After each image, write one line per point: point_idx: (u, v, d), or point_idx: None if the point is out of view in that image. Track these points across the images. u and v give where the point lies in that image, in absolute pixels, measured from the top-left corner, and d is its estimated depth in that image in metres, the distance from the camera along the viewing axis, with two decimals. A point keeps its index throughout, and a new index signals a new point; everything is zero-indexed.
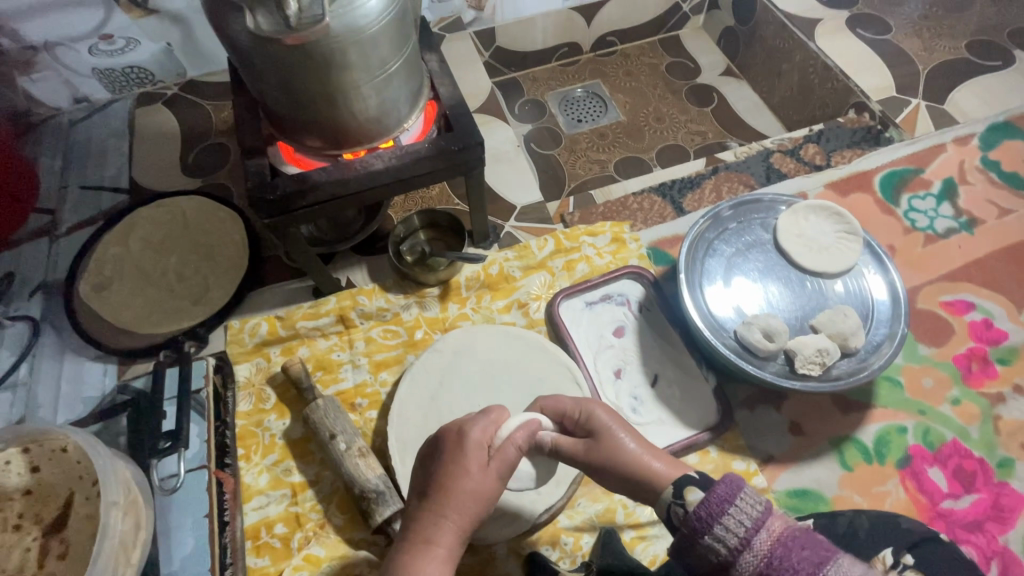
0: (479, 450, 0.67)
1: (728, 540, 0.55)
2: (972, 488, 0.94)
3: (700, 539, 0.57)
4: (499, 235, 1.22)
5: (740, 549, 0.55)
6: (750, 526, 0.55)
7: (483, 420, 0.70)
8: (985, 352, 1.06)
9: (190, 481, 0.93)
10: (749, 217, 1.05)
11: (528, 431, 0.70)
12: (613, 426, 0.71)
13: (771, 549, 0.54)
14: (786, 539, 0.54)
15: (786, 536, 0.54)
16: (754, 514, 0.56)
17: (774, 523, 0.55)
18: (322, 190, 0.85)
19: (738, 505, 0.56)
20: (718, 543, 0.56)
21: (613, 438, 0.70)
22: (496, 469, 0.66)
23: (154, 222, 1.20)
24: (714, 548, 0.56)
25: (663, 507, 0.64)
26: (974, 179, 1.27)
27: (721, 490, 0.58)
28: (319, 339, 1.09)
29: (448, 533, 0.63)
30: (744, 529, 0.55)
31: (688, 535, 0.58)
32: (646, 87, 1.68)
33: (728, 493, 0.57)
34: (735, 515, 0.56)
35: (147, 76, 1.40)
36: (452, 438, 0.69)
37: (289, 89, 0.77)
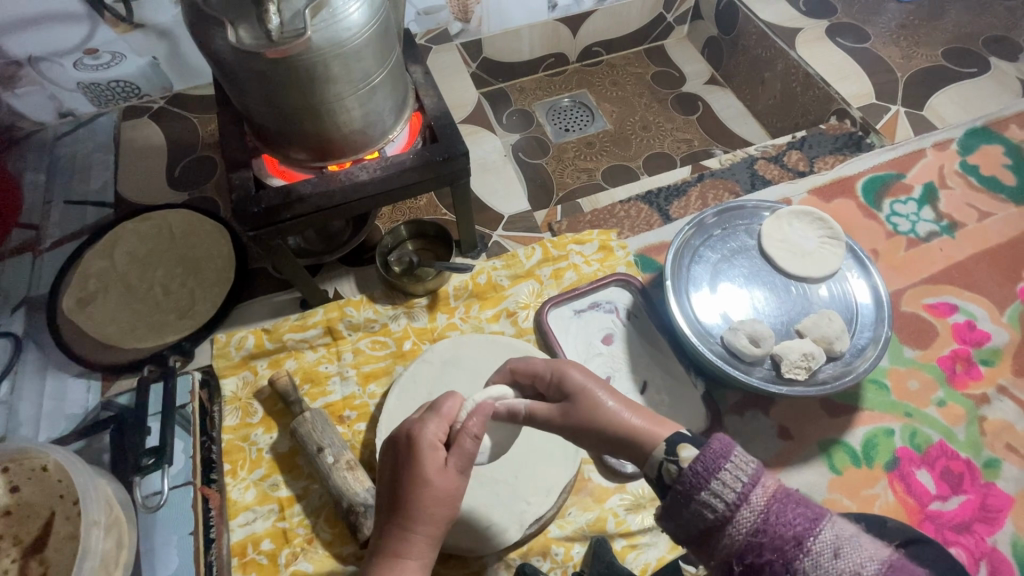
0: (436, 449, 0.67)
1: (724, 496, 0.52)
2: (959, 489, 0.94)
3: (695, 496, 0.54)
4: (487, 244, 1.22)
5: (737, 505, 0.52)
6: (748, 480, 0.52)
7: (436, 418, 0.69)
8: (969, 354, 1.07)
9: (175, 498, 0.91)
10: (734, 224, 1.06)
11: (482, 415, 0.68)
12: (590, 386, 0.69)
13: (768, 504, 0.51)
14: (782, 494, 0.52)
15: (782, 492, 0.52)
16: (750, 471, 0.53)
17: (772, 479, 0.53)
18: (307, 202, 0.84)
19: (734, 462, 0.54)
20: (713, 499, 0.53)
21: (592, 396, 0.68)
22: (459, 469, 0.67)
23: (140, 236, 1.19)
24: (709, 504, 0.53)
25: (652, 467, 0.60)
26: (954, 183, 1.29)
27: (716, 446, 0.55)
28: (307, 351, 1.09)
29: (418, 544, 0.65)
30: (742, 484, 0.52)
31: (682, 493, 0.55)
32: (632, 96, 1.70)
33: (723, 450, 0.54)
34: (732, 470, 0.53)
35: (133, 90, 1.40)
36: (405, 443, 0.68)
37: (272, 102, 0.77)
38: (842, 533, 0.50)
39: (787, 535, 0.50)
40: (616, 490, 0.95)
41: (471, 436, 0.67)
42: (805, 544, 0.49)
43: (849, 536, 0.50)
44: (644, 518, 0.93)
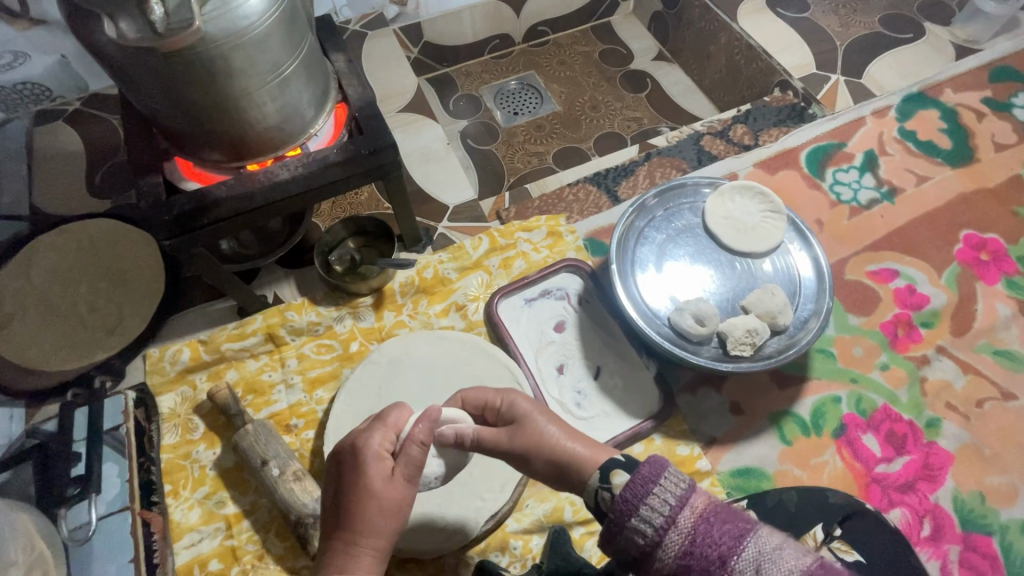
0: (382, 462, 0.65)
1: (653, 521, 0.54)
2: (903, 450, 0.97)
3: (627, 521, 0.55)
4: (432, 237, 1.19)
5: (665, 529, 0.53)
6: (675, 502, 0.54)
7: (383, 428, 0.67)
8: (910, 318, 1.09)
9: (109, 526, 0.86)
10: (677, 203, 1.05)
11: (428, 422, 0.65)
12: (533, 413, 0.70)
13: (694, 525, 0.52)
14: (708, 514, 0.53)
15: (709, 511, 0.53)
16: (678, 492, 0.55)
17: (698, 499, 0.54)
18: (224, 206, 0.79)
19: (662, 484, 0.55)
20: (644, 525, 0.54)
21: (536, 425, 0.69)
22: (407, 479, 0.65)
23: (60, 249, 1.10)
24: (639, 530, 0.55)
25: (591, 495, 0.63)
26: (893, 150, 1.31)
27: (646, 470, 0.57)
28: (248, 360, 1.04)
29: (364, 561, 0.63)
30: (669, 507, 0.54)
31: (615, 519, 0.57)
32: (580, 75, 1.66)
33: (652, 473, 0.56)
34: (659, 494, 0.55)
35: (43, 92, 1.30)
36: (349, 453, 0.67)
37: (173, 101, 0.71)
38: (765, 548, 0.50)
39: (712, 555, 0.51)
40: None
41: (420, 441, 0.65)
42: (729, 564, 0.50)
43: (772, 551, 0.50)
44: None
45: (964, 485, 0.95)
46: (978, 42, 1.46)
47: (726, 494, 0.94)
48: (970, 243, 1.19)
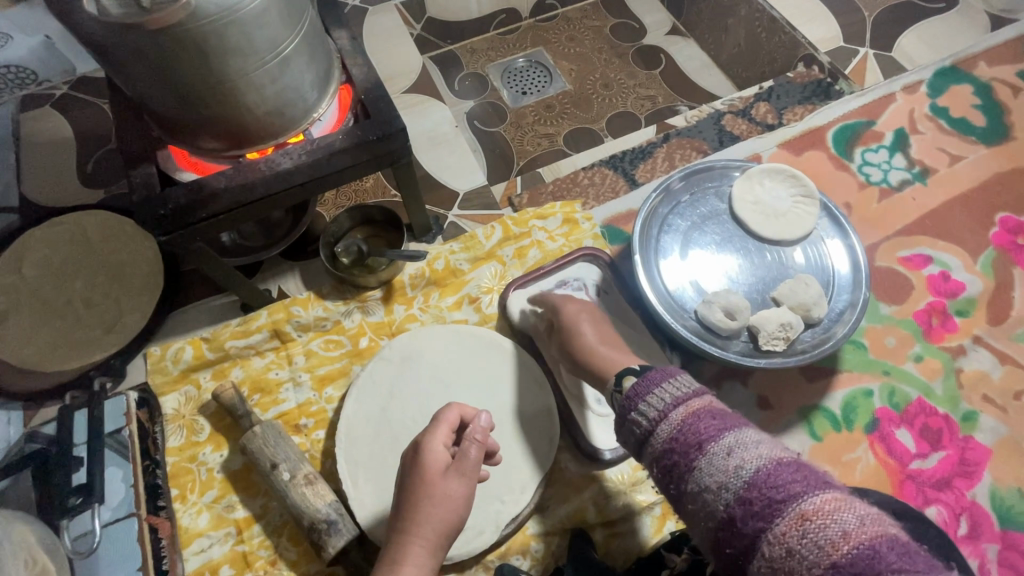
0: (442, 456, 0.70)
1: (649, 413, 0.60)
2: (938, 446, 0.93)
3: (628, 414, 0.62)
4: (442, 226, 1.13)
5: (658, 420, 0.59)
6: (671, 397, 0.59)
7: (441, 426, 0.72)
8: (944, 306, 1.04)
9: (115, 533, 0.82)
10: (702, 187, 0.99)
11: (481, 422, 0.71)
12: (579, 317, 0.88)
13: (685, 419, 0.57)
14: (698, 410, 0.58)
15: (702, 410, 0.58)
16: (677, 393, 0.59)
17: (694, 399, 0.58)
18: (223, 198, 0.74)
19: (666, 386, 0.60)
20: (641, 417, 0.61)
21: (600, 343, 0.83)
22: (461, 475, 0.70)
23: (52, 242, 1.04)
24: (636, 419, 0.61)
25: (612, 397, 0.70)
26: (925, 128, 1.24)
27: (656, 372, 0.62)
28: (254, 358, 0.99)
29: (416, 554, 0.66)
30: (664, 403, 0.59)
31: (620, 411, 0.64)
32: (591, 51, 1.58)
33: (659, 376, 0.62)
34: (660, 393, 0.60)
35: (28, 76, 1.23)
36: (411, 453, 0.72)
37: (164, 84, 0.65)
38: (744, 442, 0.55)
39: (693, 441, 0.56)
40: (594, 478, 0.91)
41: (480, 440, 0.71)
42: (707, 450, 0.55)
43: (751, 445, 0.54)
44: (625, 505, 0.90)
45: (1003, 481, 0.91)
46: (1014, 12, 1.38)
47: None
48: (1007, 226, 1.13)
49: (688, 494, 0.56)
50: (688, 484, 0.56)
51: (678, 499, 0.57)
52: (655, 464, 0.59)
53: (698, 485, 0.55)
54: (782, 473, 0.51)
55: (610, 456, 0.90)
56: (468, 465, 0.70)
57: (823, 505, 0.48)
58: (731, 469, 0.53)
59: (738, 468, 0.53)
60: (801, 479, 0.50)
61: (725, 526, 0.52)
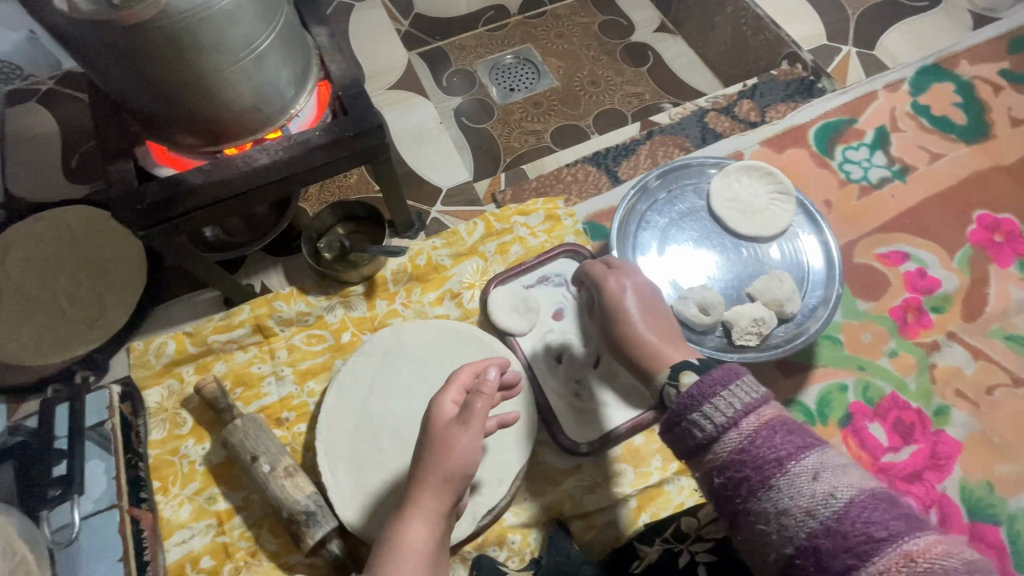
0: (450, 409, 0.71)
1: (715, 418, 0.57)
2: (910, 439, 0.94)
3: (687, 416, 0.59)
4: (424, 222, 1.14)
5: (725, 428, 0.57)
6: (742, 405, 0.57)
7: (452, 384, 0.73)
8: (920, 302, 1.06)
9: (97, 524, 0.83)
10: (681, 184, 1.00)
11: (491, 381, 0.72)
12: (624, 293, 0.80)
13: (758, 430, 0.56)
14: (773, 423, 0.56)
15: (775, 422, 0.56)
16: (746, 400, 0.57)
17: (765, 409, 0.57)
18: (200, 193, 0.74)
19: (732, 390, 0.58)
20: (704, 420, 0.58)
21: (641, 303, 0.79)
22: (467, 427, 0.69)
23: (36, 237, 1.05)
24: (699, 423, 0.58)
25: (658, 391, 0.67)
26: (906, 126, 1.25)
27: (718, 374, 0.59)
28: (236, 352, 1.00)
29: (428, 495, 0.69)
30: (733, 411, 0.57)
31: (677, 411, 0.60)
32: (579, 48, 1.59)
33: (724, 377, 0.59)
34: (727, 397, 0.58)
35: (14, 71, 1.24)
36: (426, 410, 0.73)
37: (139, 80, 0.66)
38: (825, 462, 0.54)
39: (770, 457, 0.54)
40: (571, 471, 0.93)
41: (486, 394, 0.71)
42: (786, 467, 0.54)
43: (832, 467, 0.54)
44: (601, 497, 0.91)
45: (973, 474, 0.93)
46: (996, 11, 1.39)
47: None
48: (984, 223, 1.15)
49: (758, 512, 0.54)
50: (762, 502, 0.54)
51: (741, 515, 0.56)
52: (718, 475, 0.57)
53: (774, 506, 0.53)
54: (876, 506, 0.51)
55: (587, 449, 0.92)
56: (474, 417, 0.70)
57: (927, 546, 0.48)
58: (816, 493, 0.52)
59: (826, 494, 0.52)
60: (894, 514, 0.50)
61: (804, 552, 0.51)
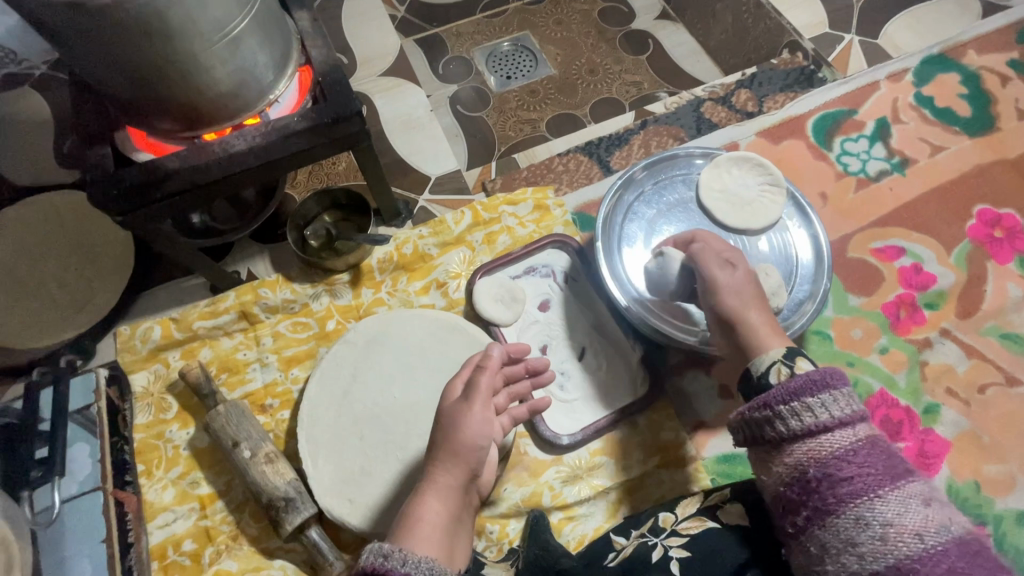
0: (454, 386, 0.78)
1: (834, 412, 0.61)
2: (898, 437, 0.93)
3: (804, 398, 0.62)
4: (412, 211, 1.13)
5: (842, 425, 0.61)
6: (858, 410, 0.62)
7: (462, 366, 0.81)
8: (913, 298, 1.04)
9: (82, 505, 0.84)
10: (669, 175, 0.98)
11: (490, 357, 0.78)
12: (717, 277, 0.79)
13: (870, 439, 0.61)
14: (877, 438, 0.61)
15: (881, 439, 0.62)
16: (863, 408, 0.62)
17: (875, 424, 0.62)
18: (176, 179, 0.74)
19: (856, 393, 0.63)
20: (821, 409, 0.61)
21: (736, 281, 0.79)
22: (468, 396, 0.76)
23: (26, 222, 1.06)
24: (801, 415, 0.62)
25: (761, 368, 0.69)
26: (908, 117, 1.22)
27: (848, 371, 0.64)
28: (222, 338, 1.01)
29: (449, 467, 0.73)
30: (854, 412, 0.61)
31: (790, 390, 0.64)
32: (577, 36, 1.56)
33: (850, 377, 0.63)
34: (851, 397, 0.62)
35: (6, 55, 1.24)
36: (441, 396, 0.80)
37: (110, 65, 0.65)
38: (928, 487, 0.59)
39: (879, 466, 0.59)
40: (553, 462, 0.92)
41: (488, 367, 0.77)
42: (891, 478, 0.58)
43: (931, 493, 0.58)
44: (581, 489, 0.91)
45: (960, 473, 0.91)
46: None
47: (710, 480, 0.91)
48: (984, 218, 1.12)
49: (847, 514, 0.57)
50: (855, 506, 0.57)
51: (827, 514, 0.59)
52: (816, 468, 0.60)
53: (870, 512, 0.57)
54: (973, 546, 0.54)
55: (568, 440, 0.91)
56: (477, 391, 0.75)
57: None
58: (917, 513, 0.56)
59: (931, 518, 0.56)
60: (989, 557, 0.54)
61: (891, 566, 0.54)
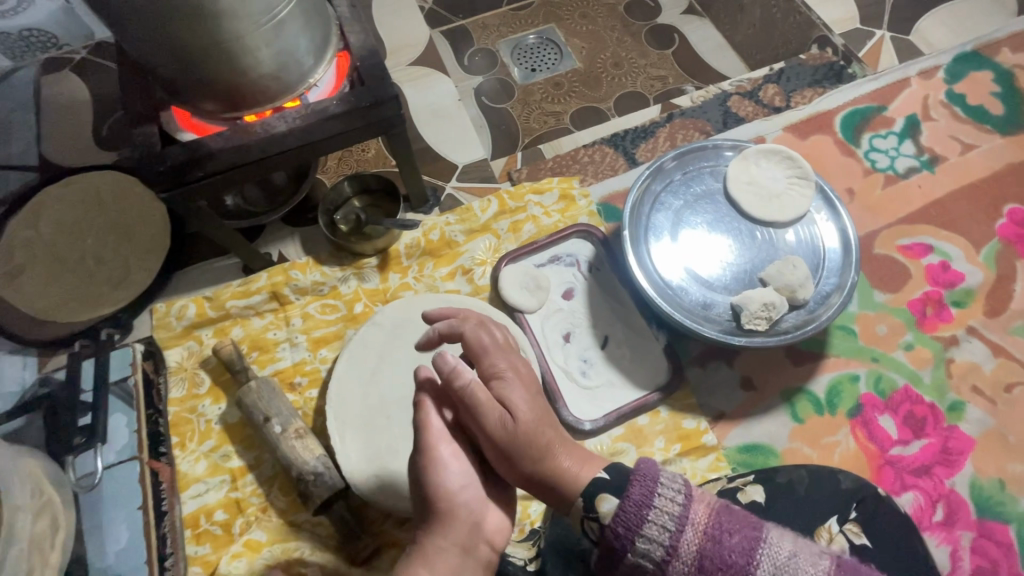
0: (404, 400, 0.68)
1: (659, 543, 0.54)
2: (921, 433, 0.93)
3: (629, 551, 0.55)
4: (439, 198, 1.15)
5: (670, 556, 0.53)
6: (675, 524, 0.54)
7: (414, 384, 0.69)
8: (941, 296, 1.03)
9: (119, 473, 0.88)
10: (697, 166, 0.99)
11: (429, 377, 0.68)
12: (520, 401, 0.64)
13: (701, 546, 0.53)
14: (712, 521, 0.54)
15: (712, 524, 0.54)
16: (675, 513, 0.55)
17: (696, 515, 0.54)
18: (219, 158, 0.76)
19: (659, 506, 0.55)
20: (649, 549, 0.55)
21: (507, 394, 0.64)
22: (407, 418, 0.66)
23: (65, 200, 1.09)
24: (648, 547, 0.55)
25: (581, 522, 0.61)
26: (938, 115, 1.21)
27: (636, 496, 0.56)
28: (253, 318, 1.03)
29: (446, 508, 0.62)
30: (670, 533, 0.54)
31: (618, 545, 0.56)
32: (603, 30, 1.50)
33: (643, 497, 0.56)
34: (658, 519, 0.55)
35: (49, 40, 1.28)
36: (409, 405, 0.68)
37: (161, 46, 0.67)
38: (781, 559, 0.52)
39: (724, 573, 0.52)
40: None
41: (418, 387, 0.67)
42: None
43: (789, 560, 0.52)
44: None
45: (984, 471, 0.91)
46: None
47: (731, 469, 0.92)
48: (1015, 218, 1.11)
49: None
50: None
51: None
52: None
53: None
54: None
55: (590, 426, 0.92)
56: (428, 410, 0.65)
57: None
58: None
59: None
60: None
61: None
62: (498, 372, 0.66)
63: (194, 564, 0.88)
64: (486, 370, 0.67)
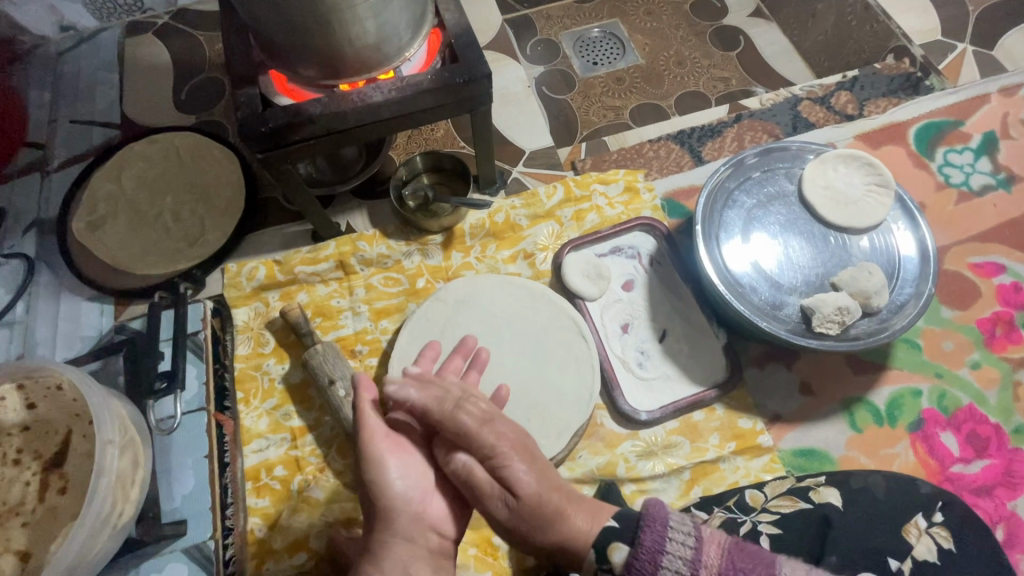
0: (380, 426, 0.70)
1: None
2: (984, 453, 0.91)
3: None
4: (505, 180, 1.17)
5: None
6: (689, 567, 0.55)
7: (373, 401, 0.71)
8: (1011, 317, 1.01)
9: (188, 422, 0.91)
10: (774, 167, 0.98)
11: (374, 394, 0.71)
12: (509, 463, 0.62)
13: None
14: (723, 556, 0.56)
15: (726, 565, 0.55)
16: (688, 555, 0.56)
17: (706, 554, 0.56)
18: (317, 123, 0.79)
19: (673, 548, 0.56)
20: None
21: (505, 469, 0.62)
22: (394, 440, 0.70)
23: (147, 158, 1.13)
24: None
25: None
26: (1018, 134, 1.18)
27: (649, 541, 0.57)
28: (318, 285, 1.06)
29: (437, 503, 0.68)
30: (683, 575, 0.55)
31: None
32: (667, 27, 1.46)
33: (656, 542, 0.57)
34: (674, 563, 0.56)
35: (135, 4, 1.32)
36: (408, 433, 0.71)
37: (279, 11, 0.70)
38: None
39: None
40: (628, 436, 0.94)
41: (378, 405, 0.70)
42: None
43: None
44: (655, 465, 0.92)
45: None
46: None
47: (785, 472, 0.92)
48: None
49: None
50: None
51: None
52: None
53: None
54: None
55: (646, 416, 0.93)
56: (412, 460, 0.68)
57: None
58: None
59: None
60: None
61: None
62: (489, 450, 0.63)
63: (255, 515, 0.91)
64: (477, 449, 0.63)
